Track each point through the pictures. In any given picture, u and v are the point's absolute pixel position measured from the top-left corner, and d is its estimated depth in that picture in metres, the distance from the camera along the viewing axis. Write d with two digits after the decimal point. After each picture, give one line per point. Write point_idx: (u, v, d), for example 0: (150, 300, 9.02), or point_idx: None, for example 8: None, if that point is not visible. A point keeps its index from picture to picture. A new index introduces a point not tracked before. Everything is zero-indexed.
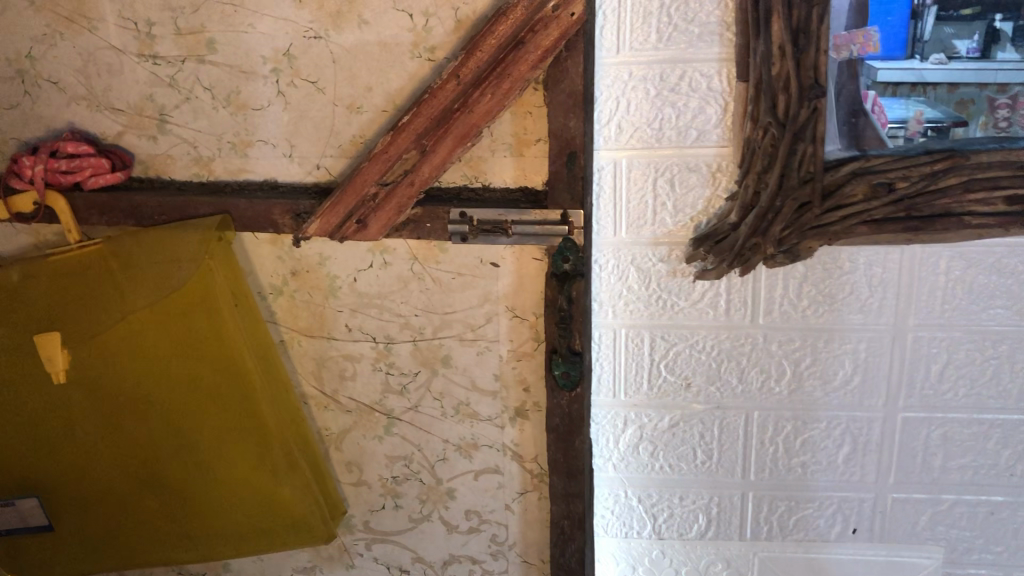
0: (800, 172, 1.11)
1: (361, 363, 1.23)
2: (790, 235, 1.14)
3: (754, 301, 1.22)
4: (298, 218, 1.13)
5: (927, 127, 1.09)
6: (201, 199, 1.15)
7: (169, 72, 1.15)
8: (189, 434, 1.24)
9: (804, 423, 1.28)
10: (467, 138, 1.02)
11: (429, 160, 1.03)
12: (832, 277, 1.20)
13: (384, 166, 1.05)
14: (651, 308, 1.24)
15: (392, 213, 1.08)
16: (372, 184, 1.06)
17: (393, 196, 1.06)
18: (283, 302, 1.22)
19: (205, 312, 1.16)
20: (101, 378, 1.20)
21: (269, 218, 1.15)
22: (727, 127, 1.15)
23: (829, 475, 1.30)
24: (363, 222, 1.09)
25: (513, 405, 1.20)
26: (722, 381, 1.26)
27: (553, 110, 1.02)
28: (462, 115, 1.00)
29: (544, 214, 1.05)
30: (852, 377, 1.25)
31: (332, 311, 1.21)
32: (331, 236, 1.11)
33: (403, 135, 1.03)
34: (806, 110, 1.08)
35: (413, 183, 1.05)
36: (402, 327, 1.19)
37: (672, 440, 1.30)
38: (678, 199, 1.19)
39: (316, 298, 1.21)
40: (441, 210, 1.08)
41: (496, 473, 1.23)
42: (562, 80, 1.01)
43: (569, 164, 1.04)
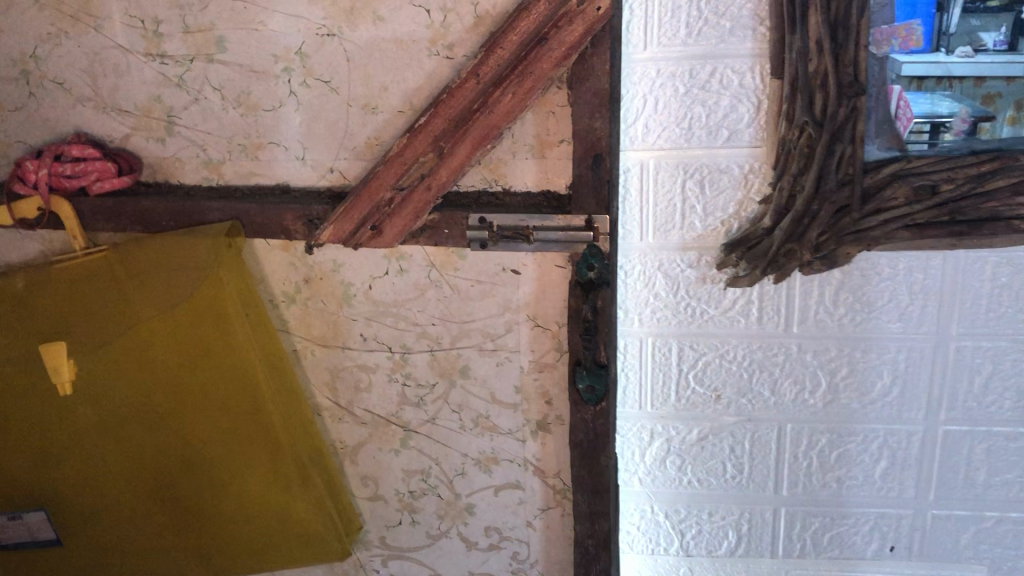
0: (838, 175, 1.06)
1: (377, 373, 1.18)
2: (827, 241, 1.08)
3: (787, 309, 1.16)
4: (310, 223, 1.08)
5: (954, 123, 1.03)
6: (211, 205, 1.11)
7: (177, 72, 1.10)
8: (199, 447, 1.20)
9: (840, 436, 1.22)
10: (487, 141, 0.96)
11: (447, 163, 0.98)
12: (871, 284, 1.14)
13: (400, 170, 1.00)
14: (679, 317, 1.19)
15: (409, 218, 1.03)
16: (388, 188, 1.01)
17: (410, 201, 1.01)
18: (296, 310, 1.18)
19: (215, 322, 1.13)
20: (108, 390, 1.16)
21: (281, 224, 1.10)
22: (760, 126, 1.10)
23: (866, 491, 1.24)
24: (378, 228, 1.04)
25: (535, 419, 1.15)
26: (753, 393, 1.21)
27: (579, 107, 0.97)
28: (482, 116, 0.95)
29: (568, 220, 1.00)
30: (891, 389, 1.19)
31: (346, 320, 1.16)
32: (345, 243, 1.06)
33: (421, 137, 0.98)
34: (844, 109, 1.03)
35: (430, 188, 1.00)
36: (419, 336, 1.15)
37: (701, 453, 1.25)
38: (708, 202, 1.14)
39: (330, 307, 1.16)
40: (460, 215, 1.03)
41: (517, 488, 1.18)
42: (587, 79, 0.95)
43: (595, 167, 0.98)
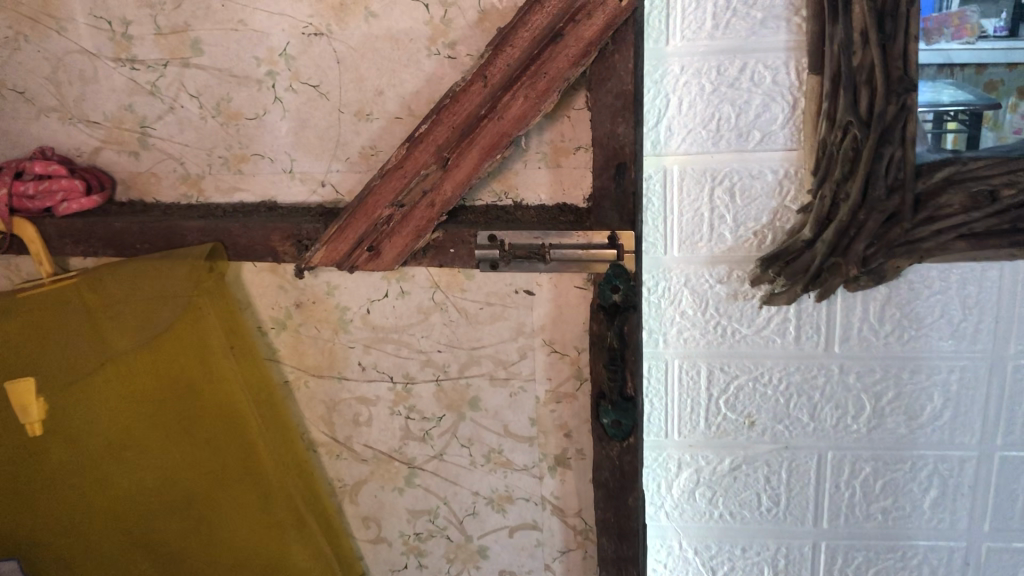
0: (887, 180, 0.95)
1: (378, 406, 1.07)
2: (875, 254, 0.98)
3: (828, 328, 1.06)
4: (301, 245, 0.97)
5: (957, 112, 0.94)
6: (189, 225, 1.00)
7: (149, 78, 0.99)
8: (185, 492, 1.08)
9: (886, 463, 1.11)
10: (497, 150, 0.85)
11: (451, 177, 0.86)
12: (920, 299, 1.04)
13: (398, 185, 0.88)
14: (708, 337, 1.09)
15: (410, 237, 0.91)
16: (386, 206, 0.89)
17: (410, 220, 0.90)
18: (287, 338, 1.08)
19: (200, 353, 1.05)
20: (83, 434, 1.02)
21: (268, 246, 1.00)
22: (796, 127, 0.99)
23: (915, 522, 1.13)
24: (375, 249, 0.93)
25: (553, 453, 1.04)
26: (791, 418, 1.11)
27: (598, 112, 0.85)
28: (491, 122, 0.84)
29: (589, 237, 0.88)
30: (942, 411, 1.08)
31: (343, 347, 1.06)
32: (338, 267, 0.94)
33: (421, 147, 0.86)
34: (893, 107, 0.92)
35: (433, 205, 0.88)
36: (423, 364, 1.04)
37: (734, 484, 1.15)
38: (739, 211, 1.03)
39: (324, 333, 1.06)
40: (467, 233, 0.92)
41: (534, 528, 1.08)
42: (607, 79, 0.83)
43: (618, 177, 0.86)
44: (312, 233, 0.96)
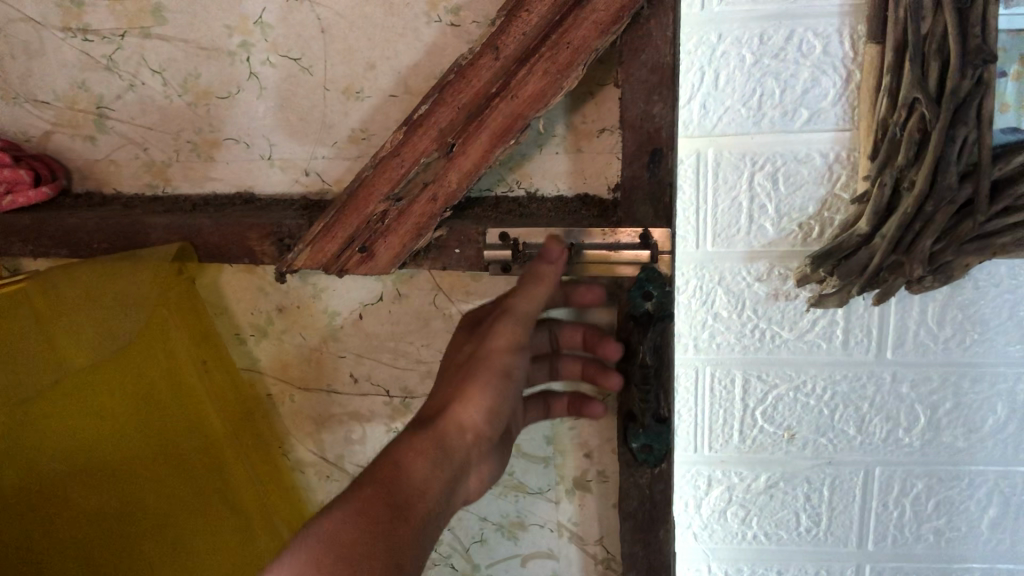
0: (960, 165, 0.81)
1: (372, 420, 1.02)
2: (944, 251, 0.85)
3: (880, 331, 0.95)
4: (282, 244, 0.84)
5: None
6: (154, 221, 0.87)
7: (105, 51, 0.86)
8: (155, 521, 1.01)
9: (940, 481, 1.00)
10: (509, 134, 0.74)
11: (456, 166, 0.76)
12: (986, 300, 0.91)
13: (396, 174, 0.77)
14: (744, 342, 0.99)
15: (408, 236, 0.80)
16: (381, 199, 0.78)
17: (409, 214, 0.79)
18: (270, 345, 1.01)
19: (155, 373, 0.97)
20: (45, 465, 0.93)
21: (244, 245, 0.86)
22: (850, 105, 0.87)
23: (970, 543, 1.02)
24: (367, 249, 0.81)
25: None
26: (835, 431, 1.01)
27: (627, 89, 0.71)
28: (502, 102, 0.72)
29: None
30: (1006, 424, 0.96)
31: (333, 357, 0.99)
32: (326, 269, 0.83)
33: (423, 131, 0.75)
34: (968, 81, 0.78)
35: (435, 198, 0.77)
36: (423, 375, 0.97)
37: (769, 503, 1.05)
38: (782, 200, 0.92)
39: (311, 340, 0.99)
40: (473, 232, 0.82)
41: (546, 553, 1.05)
42: None
43: None
44: (296, 231, 0.84)
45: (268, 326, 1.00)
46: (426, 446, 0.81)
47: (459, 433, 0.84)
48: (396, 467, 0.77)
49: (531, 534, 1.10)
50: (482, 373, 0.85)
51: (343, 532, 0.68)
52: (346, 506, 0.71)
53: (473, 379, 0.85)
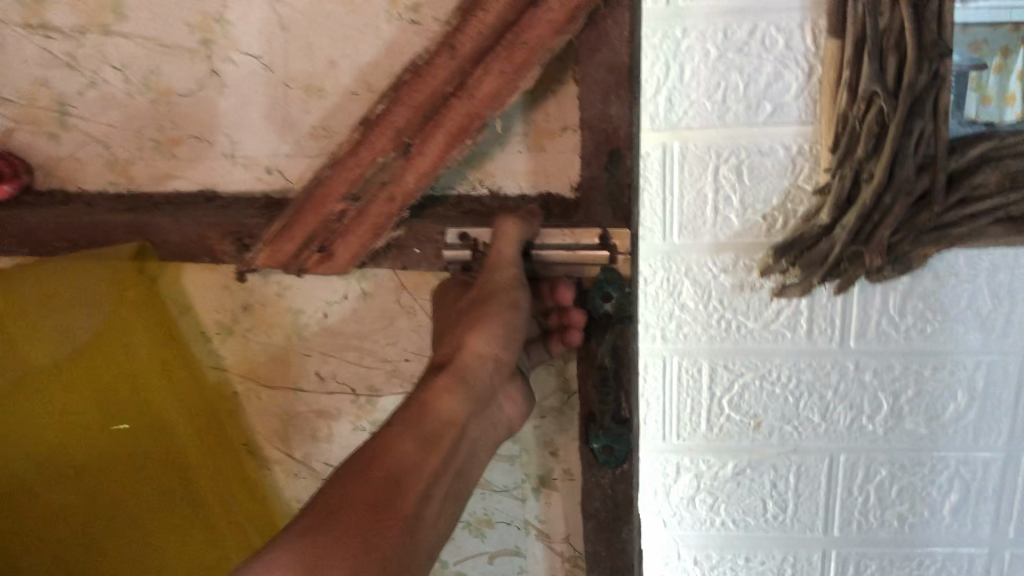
0: (917, 157, 0.84)
1: (337, 421, 0.98)
2: (902, 240, 0.88)
3: (843, 321, 0.97)
4: (240, 242, 0.84)
5: None
6: (112, 222, 0.87)
7: (65, 47, 0.85)
8: (118, 523, 1.00)
9: (903, 469, 1.02)
10: (466, 135, 0.71)
11: (414, 167, 0.73)
12: (946, 290, 0.93)
13: (353, 174, 0.75)
14: (710, 332, 1.00)
15: (366, 237, 0.78)
16: (338, 200, 0.76)
17: (367, 216, 0.76)
18: (233, 344, 0.96)
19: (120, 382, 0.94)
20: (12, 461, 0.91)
21: (204, 245, 0.87)
22: (812, 99, 0.87)
23: (931, 528, 1.04)
24: (326, 248, 0.80)
25: (537, 474, 0.92)
26: (801, 419, 1.02)
27: (585, 88, 0.71)
28: (460, 101, 0.70)
29: (577, 236, 0.75)
30: (966, 412, 0.98)
31: (297, 356, 0.95)
32: (287, 269, 0.82)
33: (378, 131, 0.72)
34: (924, 76, 0.81)
35: (393, 198, 0.75)
36: (389, 375, 0.93)
37: (737, 490, 1.07)
38: (747, 192, 0.92)
39: (274, 339, 0.94)
40: (432, 229, 0.78)
41: (516, 554, 0.97)
42: (601, 49, 0.68)
43: (611, 166, 0.73)
44: (254, 230, 0.83)
45: (232, 324, 0.95)
46: (450, 379, 0.76)
47: (479, 365, 0.77)
48: (422, 401, 0.75)
49: (500, 530, 0.97)
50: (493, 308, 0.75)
51: (373, 468, 0.68)
52: (384, 445, 0.70)
53: (481, 315, 0.74)
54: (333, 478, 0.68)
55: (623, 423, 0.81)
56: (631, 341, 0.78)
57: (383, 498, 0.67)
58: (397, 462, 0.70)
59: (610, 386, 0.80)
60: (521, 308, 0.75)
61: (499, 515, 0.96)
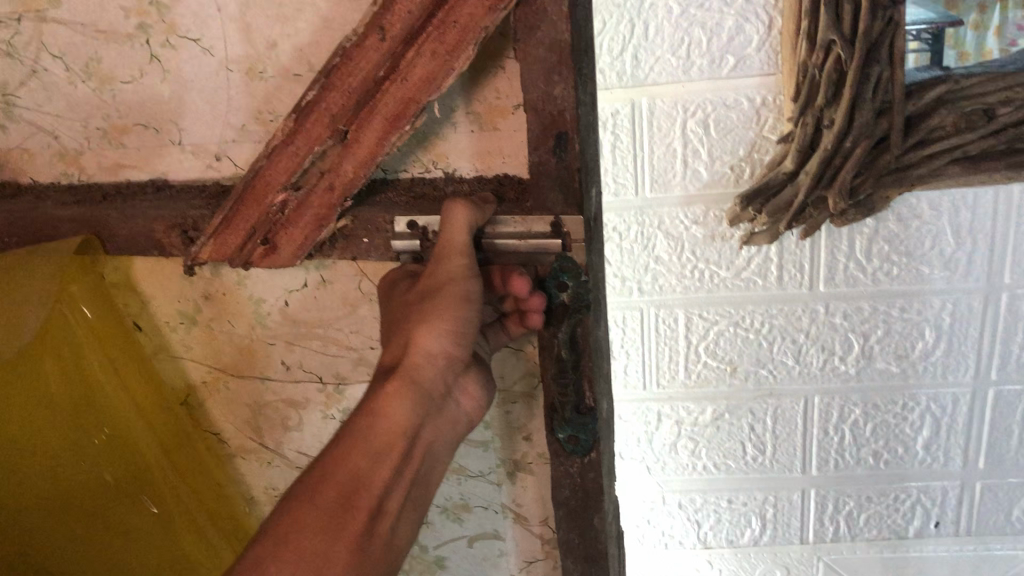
0: (875, 102, 0.83)
1: (307, 411, 0.90)
2: (863, 184, 0.88)
3: (812, 266, 0.97)
4: (186, 237, 0.79)
5: (919, 30, 0.83)
6: (59, 213, 0.81)
7: (3, 36, 0.83)
8: (82, 527, 0.94)
9: (876, 408, 1.04)
10: (403, 120, 0.66)
11: (353, 154, 0.68)
12: (910, 231, 0.93)
13: (291, 164, 0.70)
14: (685, 283, 1.01)
15: (310, 228, 0.74)
16: (279, 190, 0.72)
17: (310, 206, 0.72)
18: (197, 333, 0.88)
19: (53, 381, 0.88)
20: None
21: (151, 236, 0.81)
22: (773, 51, 0.85)
23: (905, 464, 1.06)
24: (270, 241, 0.76)
25: (512, 459, 0.86)
26: (775, 362, 1.04)
27: (526, 69, 0.63)
28: (394, 85, 0.64)
29: (528, 224, 0.69)
30: (934, 349, 0.99)
31: (261, 345, 0.87)
32: (233, 262, 0.78)
33: (314, 118, 0.67)
34: (878, 24, 0.78)
35: (335, 187, 0.70)
36: (356, 364, 0.85)
37: (717, 434, 1.08)
38: (714, 145, 0.91)
39: (239, 329, 0.86)
40: (382, 218, 0.73)
41: (496, 537, 0.92)
42: (537, 25, 0.61)
43: (558, 150, 0.65)
44: (200, 222, 0.78)
45: (194, 313, 0.87)
46: (400, 384, 0.68)
47: (429, 366, 0.69)
48: (371, 413, 0.67)
49: (478, 514, 0.91)
50: (441, 302, 0.66)
51: (322, 491, 0.65)
52: (329, 469, 0.66)
53: (427, 310, 0.67)
54: (286, 498, 0.66)
55: (588, 412, 0.74)
56: (591, 330, 0.71)
57: (332, 522, 0.64)
58: (346, 484, 0.65)
59: (570, 377, 0.72)
60: (473, 300, 0.67)
61: (475, 498, 0.90)
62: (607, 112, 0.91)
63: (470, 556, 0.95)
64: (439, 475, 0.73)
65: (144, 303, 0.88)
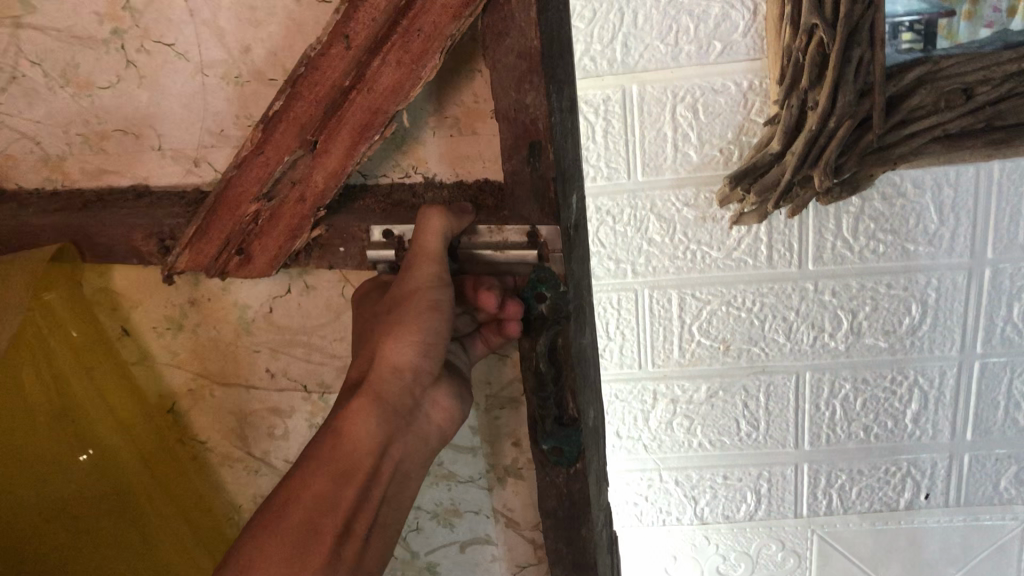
0: (857, 83, 0.81)
1: (294, 418, 0.91)
2: (847, 162, 0.87)
3: (800, 247, 0.98)
4: (161, 246, 0.78)
5: (911, 22, 0.81)
6: (34, 221, 0.80)
7: None
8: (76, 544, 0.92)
9: (866, 382, 1.04)
10: (372, 129, 0.65)
11: (324, 164, 0.68)
12: (895, 209, 0.94)
13: (261, 173, 0.70)
14: (677, 263, 1.01)
15: (283, 237, 0.73)
16: (250, 201, 0.71)
17: (279, 216, 0.72)
18: (185, 340, 0.88)
19: (37, 405, 0.85)
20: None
21: (126, 246, 0.80)
22: (760, 35, 0.85)
23: (896, 437, 1.07)
24: (245, 251, 0.75)
25: (502, 465, 0.88)
26: (767, 340, 1.04)
27: (499, 77, 0.61)
28: (360, 94, 0.64)
29: (503, 234, 0.68)
30: (921, 324, 1.00)
31: (246, 352, 0.87)
32: (208, 271, 0.77)
33: (283, 128, 0.67)
34: (860, 7, 0.77)
35: (304, 198, 0.70)
36: (340, 371, 0.86)
37: (711, 412, 1.09)
38: (703, 128, 0.91)
39: (225, 335, 0.87)
40: (357, 227, 0.73)
41: (487, 543, 0.94)
42: (507, 32, 0.58)
43: (531, 159, 0.63)
44: (175, 231, 0.77)
45: (182, 319, 0.87)
46: (365, 401, 0.68)
47: (395, 381, 0.69)
48: (337, 431, 0.68)
49: (469, 519, 0.93)
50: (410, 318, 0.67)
51: (289, 512, 0.67)
52: (294, 488, 0.68)
53: (396, 326, 0.67)
54: (253, 520, 0.68)
55: (570, 424, 0.74)
56: (572, 341, 0.71)
57: (296, 547, 0.66)
58: (310, 507, 0.67)
59: (550, 391, 0.72)
60: (443, 309, 0.68)
61: (466, 504, 0.92)
62: (598, 98, 0.91)
63: (462, 561, 0.96)
64: (413, 488, 0.74)
65: (125, 313, 0.88)
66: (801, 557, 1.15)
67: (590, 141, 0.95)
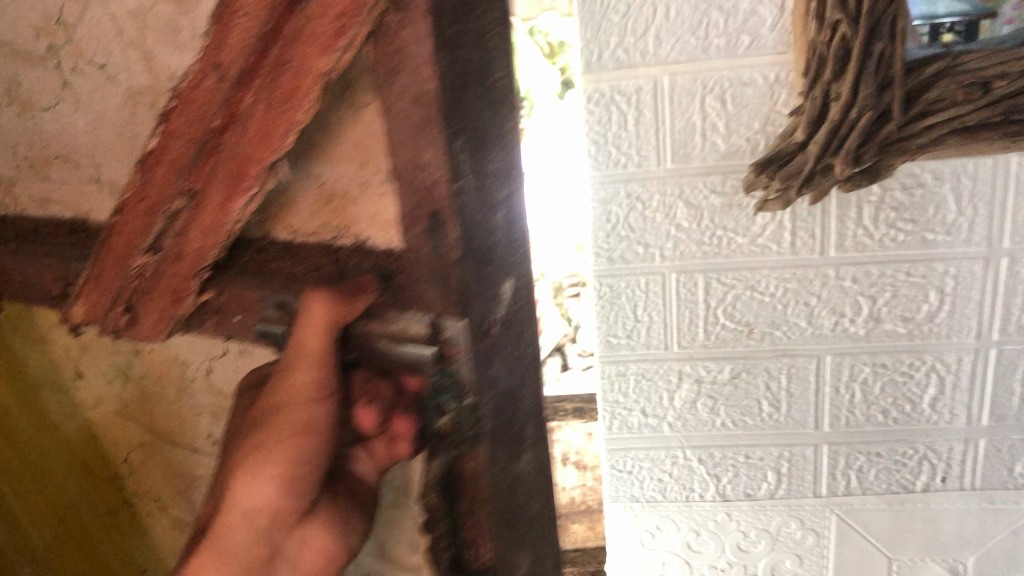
0: (878, 76, 0.92)
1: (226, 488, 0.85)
2: (867, 153, 0.96)
3: (823, 234, 1.07)
4: (67, 289, 0.72)
5: (953, 23, 0.95)
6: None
7: None
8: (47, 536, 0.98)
9: (884, 366, 1.12)
10: (242, 181, 0.55)
11: (201, 218, 0.59)
12: (914, 199, 1.04)
13: (140, 226, 0.62)
14: (704, 249, 1.09)
15: (167, 302, 0.65)
16: (133, 254, 0.63)
17: (164, 271, 0.63)
18: (134, 389, 0.84)
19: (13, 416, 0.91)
20: None
21: (43, 287, 0.75)
22: (785, 30, 0.98)
23: (912, 420, 1.15)
24: (134, 309, 0.67)
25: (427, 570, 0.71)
26: (789, 324, 1.11)
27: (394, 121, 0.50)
28: (230, 136, 0.55)
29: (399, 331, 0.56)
30: (938, 311, 1.08)
31: (190, 412, 0.81)
32: (102, 327, 0.69)
33: (159, 168, 0.58)
34: (883, 3, 0.88)
35: (187, 256, 0.61)
36: None
37: (734, 392, 1.16)
38: (730, 118, 1.03)
39: (168, 394, 0.81)
40: (250, 298, 0.63)
41: None
42: None
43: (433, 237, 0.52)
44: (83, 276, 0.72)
45: (128, 369, 0.83)
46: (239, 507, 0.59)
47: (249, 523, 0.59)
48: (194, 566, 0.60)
49: None
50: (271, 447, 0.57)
51: None
52: None
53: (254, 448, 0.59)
54: None
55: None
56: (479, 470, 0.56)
57: None
58: None
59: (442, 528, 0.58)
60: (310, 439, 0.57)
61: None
62: (631, 88, 1.03)
63: None
64: None
65: (78, 362, 0.87)
66: (821, 536, 1.23)
67: (622, 130, 1.05)
